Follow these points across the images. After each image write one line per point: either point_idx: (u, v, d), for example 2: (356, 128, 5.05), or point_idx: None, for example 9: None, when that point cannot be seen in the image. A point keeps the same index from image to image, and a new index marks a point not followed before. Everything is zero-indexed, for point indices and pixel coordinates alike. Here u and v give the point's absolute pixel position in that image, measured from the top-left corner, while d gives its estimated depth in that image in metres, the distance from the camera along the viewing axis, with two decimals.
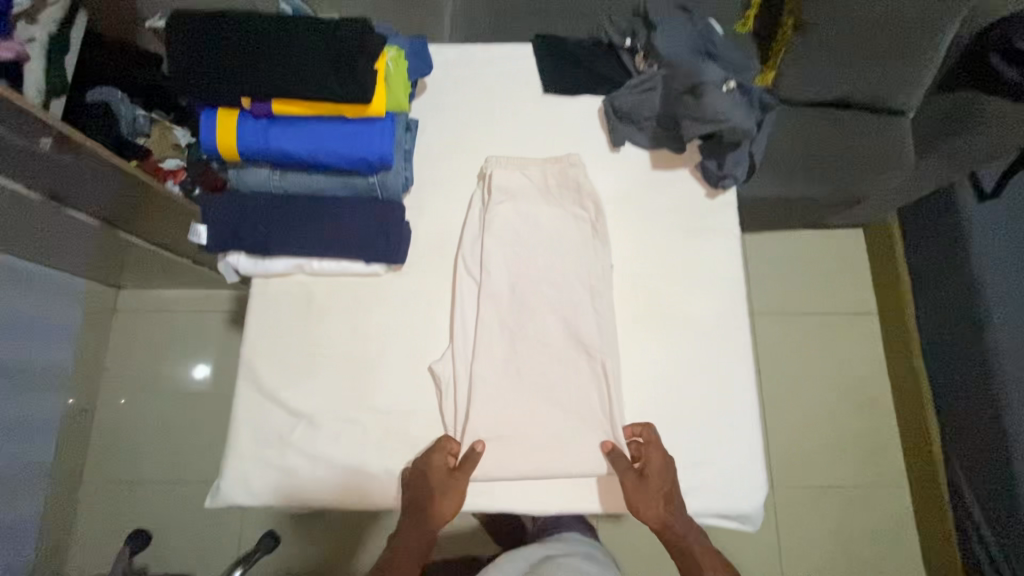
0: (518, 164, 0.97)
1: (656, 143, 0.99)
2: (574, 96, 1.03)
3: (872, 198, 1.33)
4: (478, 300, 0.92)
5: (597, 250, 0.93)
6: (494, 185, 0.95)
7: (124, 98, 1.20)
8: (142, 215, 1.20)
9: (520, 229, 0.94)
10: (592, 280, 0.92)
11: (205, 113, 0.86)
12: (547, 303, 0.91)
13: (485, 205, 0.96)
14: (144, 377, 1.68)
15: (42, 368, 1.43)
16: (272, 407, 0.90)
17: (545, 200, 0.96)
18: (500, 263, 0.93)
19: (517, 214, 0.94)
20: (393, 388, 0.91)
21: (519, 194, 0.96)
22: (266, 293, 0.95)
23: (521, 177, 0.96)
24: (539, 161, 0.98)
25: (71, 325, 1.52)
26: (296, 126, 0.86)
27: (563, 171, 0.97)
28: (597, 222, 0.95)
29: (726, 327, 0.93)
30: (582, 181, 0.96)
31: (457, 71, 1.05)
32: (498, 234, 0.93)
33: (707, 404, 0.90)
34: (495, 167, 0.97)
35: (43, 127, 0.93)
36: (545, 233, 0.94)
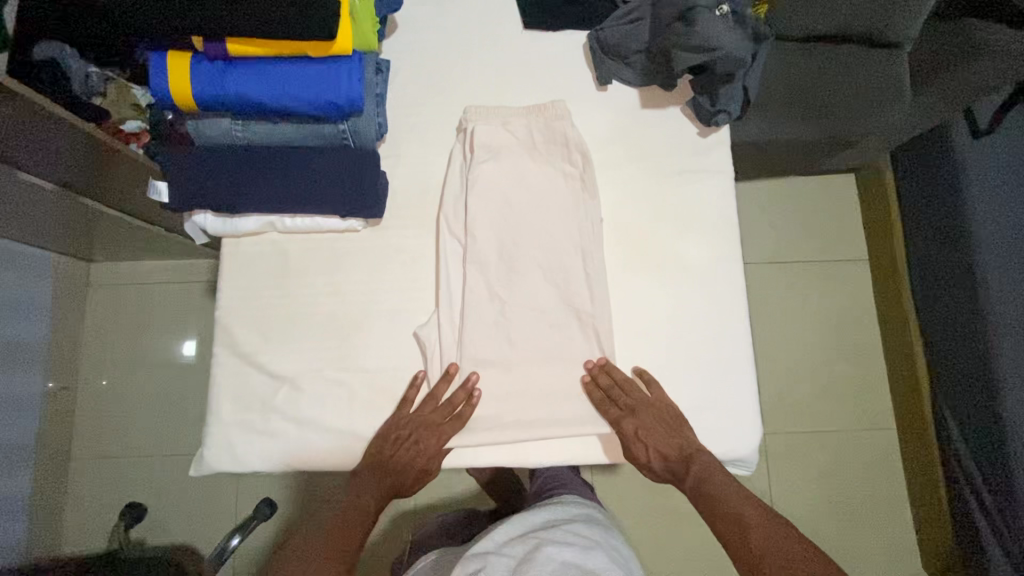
0: (500, 118, 0.91)
1: (645, 80, 0.93)
2: (556, 32, 0.96)
3: (868, 137, 1.28)
4: (464, 264, 0.87)
5: (588, 207, 0.89)
6: (476, 142, 0.89)
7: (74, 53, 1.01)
8: (105, 177, 1.12)
9: (506, 190, 0.88)
10: (582, 238, 0.87)
11: (155, 57, 0.79)
12: (535, 262, 0.87)
13: (467, 164, 0.90)
14: (125, 352, 1.63)
15: (14, 346, 1.37)
16: (252, 371, 0.87)
17: (531, 159, 0.90)
18: (486, 227, 0.87)
19: (502, 175, 0.89)
20: (377, 346, 0.87)
21: (503, 151, 0.90)
22: (238, 252, 0.90)
23: (505, 132, 0.90)
24: (523, 114, 0.91)
25: (41, 301, 1.46)
26: (255, 68, 0.79)
27: (550, 126, 0.91)
28: (586, 176, 0.90)
29: (720, 271, 0.90)
30: (569, 134, 0.90)
31: (429, 7, 0.97)
32: (482, 194, 0.88)
33: (701, 351, 0.88)
34: (477, 121, 0.90)
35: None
36: (533, 191, 0.89)
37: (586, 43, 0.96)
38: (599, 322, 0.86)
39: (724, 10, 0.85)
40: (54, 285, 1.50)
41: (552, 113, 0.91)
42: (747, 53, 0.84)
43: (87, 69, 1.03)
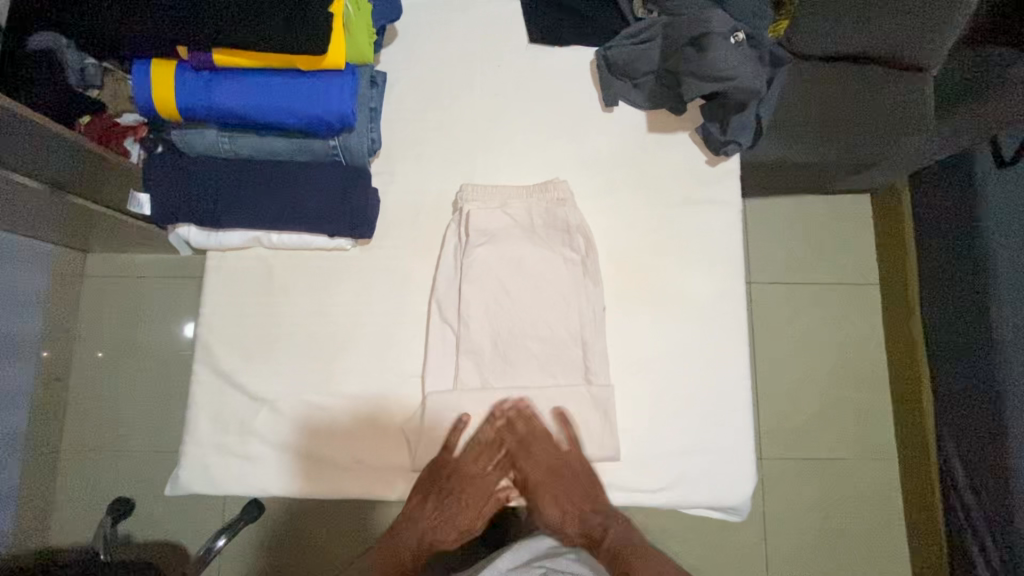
0: (497, 200, 0.87)
1: (654, 103, 0.88)
2: (563, 48, 0.92)
3: (885, 162, 1.24)
4: (456, 355, 0.84)
5: (591, 293, 0.84)
6: (472, 225, 0.85)
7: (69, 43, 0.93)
8: (95, 175, 1.09)
9: (503, 276, 0.85)
10: (582, 330, 0.83)
11: (139, 64, 0.75)
12: (531, 345, 0.83)
13: (462, 246, 0.86)
14: (119, 345, 1.61)
15: (7, 337, 1.36)
16: (231, 390, 0.84)
17: (530, 245, 0.85)
18: (480, 314, 0.84)
19: (499, 259, 0.85)
20: (361, 370, 0.84)
21: (500, 235, 0.85)
22: (221, 268, 0.87)
23: (501, 218, 0.86)
24: (521, 193, 0.87)
25: (35, 293, 1.44)
26: (242, 80, 0.76)
27: (551, 210, 0.86)
28: (588, 262, 0.85)
29: (721, 308, 0.86)
30: (571, 218, 0.85)
31: (431, 17, 0.93)
32: (476, 281, 0.84)
33: (699, 392, 0.84)
34: (473, 201, 0.86)
35: None
36: (531, 277, 0.85)
37: (594, 61, 0.91)
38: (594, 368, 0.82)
39: (738, 36, 0.80)
40: (48, 276, 1.49)
41: (555, 195, 0.86)
42: (761, 83, 0.80)
43: (85, 60, 0.96)
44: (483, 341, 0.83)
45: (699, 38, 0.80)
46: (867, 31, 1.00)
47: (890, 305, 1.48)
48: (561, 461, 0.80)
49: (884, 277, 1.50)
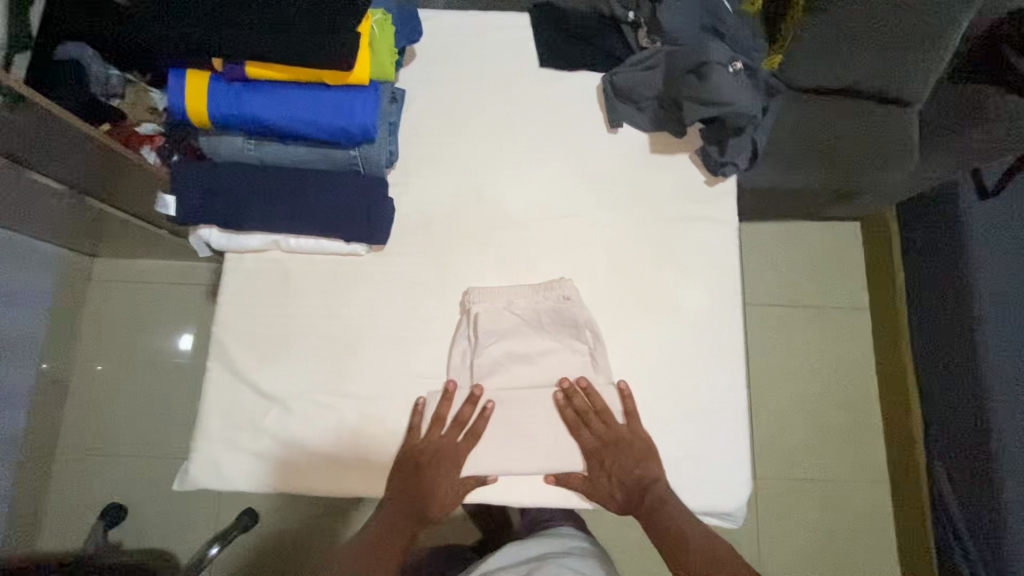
0: (505, 299, 0.88)
1: (656, 126, 0.93)
2: (572, 72, 0.97)
3: (874, 189, 1.30)
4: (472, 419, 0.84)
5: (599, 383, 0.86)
6: (478, 342, 0.86)
7: (94, 55, 1.02)
8: (112, 176, 1.12)
9: (517, 375, 0.87)
10: (599, 426, 0.83)
11: (174, 74, 0.80)
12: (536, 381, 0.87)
13: (472, 346, 0.87)
14: (122, 349, 1.63)
15: (12, 337, 1.38)
16: (244, 389, 0.86)
17: (540, 339, 0.88)
18: (494, 336, 0.86)
19: (510, 355, 0.87)
20: (370, 372, 0.87)
21: (510, 333, 0.87)
22: (240, 268, 0.90)
23: (506, 321, 0.87)
24: (529, 292, 0.89)
25: (41, 294, 1.46)
26: (271, 92, 0.80)
27: (558, 308, 0.88)
28: (597, 354, 0.87)
29: (719, 320, 0.89)
30: (579, 316, 0.87)
31: (448, 40, 0.99)
32: (487, 364, 0.86)
33: (698, 402, 0.87)
34: (482, 306, 0.87)
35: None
36: (541, 370, 0.87)
37: (601, 85, 0.96)
38: (606, 375, 0.86)
39: (738, 67, 0.86)
40: (55, 278, 1.51)
41: (561, 293, 0.88)
42: (757, 110, 0.85)
43: (109, 73, 1.03)
44: (492, 367, 0.86)
45: (699, 66, 0.85)
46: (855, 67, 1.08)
47: (885, 370, 1.49)
48: (621, 432, 0.83)
49: (873, 301, 1.55)
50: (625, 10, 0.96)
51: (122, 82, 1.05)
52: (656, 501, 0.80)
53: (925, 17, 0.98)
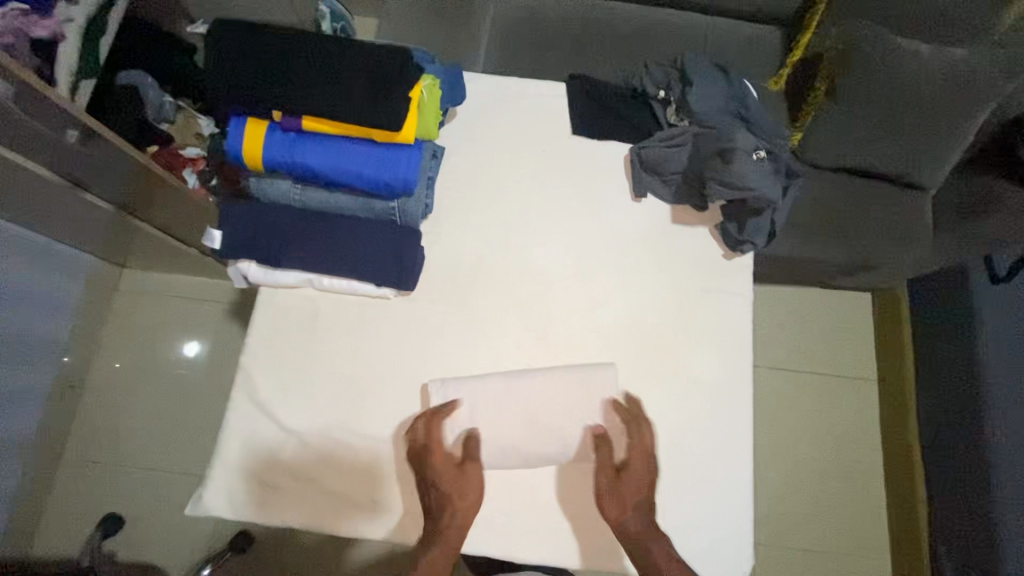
0: (520, 354, 0.92)
1: (679, 199, 0.97)
2: (602, 140, 1.02)
3: (884, 268, 1.32)
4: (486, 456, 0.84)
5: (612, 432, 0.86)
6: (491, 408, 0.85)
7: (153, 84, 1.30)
8: (152, 201, 1.18)
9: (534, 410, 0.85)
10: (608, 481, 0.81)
11: (234, 120, 0.85)
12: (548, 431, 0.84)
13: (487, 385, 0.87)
14: (139, 357, 1.67)
15: (37, 340, 1.42)
16: (264, 420, 0.89)
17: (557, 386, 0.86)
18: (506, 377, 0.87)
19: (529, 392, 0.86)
20: (386, 413, 0.90)
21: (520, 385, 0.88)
22: (272, 303, 0.94)
23: (516, 386, 0.86)
24: (544, 349, 0.92)
25: (70, 299, 1.51)
26: (322, 144, 0.85)
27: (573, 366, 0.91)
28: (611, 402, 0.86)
29: (728, 389, 0.90)
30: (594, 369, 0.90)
31: (488, 101, 1.05)
32: (491, 418, 0.85)
33: (703, 471, 0.88)
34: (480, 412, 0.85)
35: (71, 119, 0.97)
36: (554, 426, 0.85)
37: (628, 155, 1.01)
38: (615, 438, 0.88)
39: (760, 154, 0.91)
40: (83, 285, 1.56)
41: (576, 351, 0.92)
42: (778, 195, 0.90)
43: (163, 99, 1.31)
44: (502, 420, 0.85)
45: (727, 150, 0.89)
46: (873, 150, 1.22)
47: (890, 444, 1.49)
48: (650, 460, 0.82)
49: (882, 373, 1.55)
50: (655, 88, 1.03)
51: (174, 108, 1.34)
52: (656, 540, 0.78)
53: (930, 112, 1.15)
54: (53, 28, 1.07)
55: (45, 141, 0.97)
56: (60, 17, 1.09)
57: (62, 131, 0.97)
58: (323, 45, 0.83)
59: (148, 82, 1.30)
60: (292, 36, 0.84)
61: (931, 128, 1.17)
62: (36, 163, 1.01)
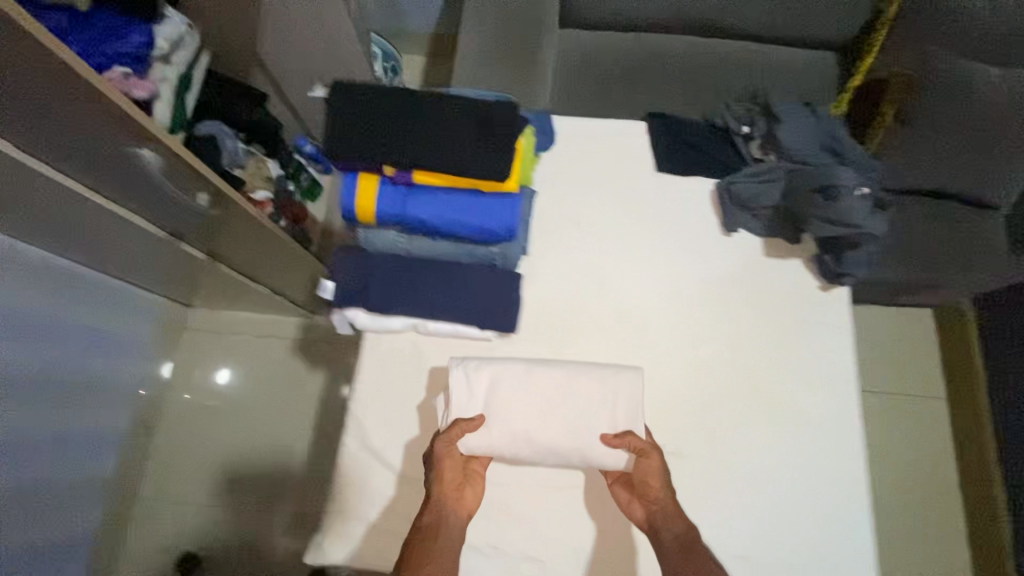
0: None
1: (770, 232, 0.99)
2: (687, 177, 1.04)
3: (960, 287, 1.32)
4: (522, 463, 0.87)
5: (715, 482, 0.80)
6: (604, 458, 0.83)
7: (229, 133, 1.38)
8: (235, 245, 1.25)
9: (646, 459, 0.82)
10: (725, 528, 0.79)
11: (348, 176, 0.88)
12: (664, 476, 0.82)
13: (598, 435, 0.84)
14: (209, 395, 1.70)
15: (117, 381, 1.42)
16: (378, 467, 0.91)
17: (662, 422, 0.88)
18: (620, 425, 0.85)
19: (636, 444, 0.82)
20: (498, 456, 0.91)
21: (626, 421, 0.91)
22: (379, 348, 0.96)
23: None
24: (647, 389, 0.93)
25: (142, 340, 1.51)
26: (431, 196, 0.88)
27: (678, 401, 0.92)
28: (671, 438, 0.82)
29: (834, 423, 0.91)
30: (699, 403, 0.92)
31: (572, 142, 1.07)
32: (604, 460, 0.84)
33: (818, 509, 0.88)
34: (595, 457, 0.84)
35: (200, 184, 1.06)
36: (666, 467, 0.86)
37: (715, 190, 1.03)
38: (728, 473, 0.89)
39: (863, 191, 0.90)
40: (159, 326, 1.58)
41: (679, 388, 0.93)
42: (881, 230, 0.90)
43: (236, 146, 1.39)
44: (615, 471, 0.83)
45: (828, 189, 0.89)
46: (949, 171, 1.23)
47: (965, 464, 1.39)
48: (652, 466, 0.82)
49: (952, 391, 1.46)
50: (738, 124, 1.04)
51: (247, 155, 1.42)
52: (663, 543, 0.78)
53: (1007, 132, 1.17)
54: (150, 87, 1.09)
55: (170, 202, 1.06)
56: (155, 76, 1.12)
57: (193, 197, 1.07)
58: (431, 103, 0.85)
59: (224, 131, 1.38)
60: (402, 94, 0.86)
61: (999, 153, 1.19)
62: (148, 223, 1.11)
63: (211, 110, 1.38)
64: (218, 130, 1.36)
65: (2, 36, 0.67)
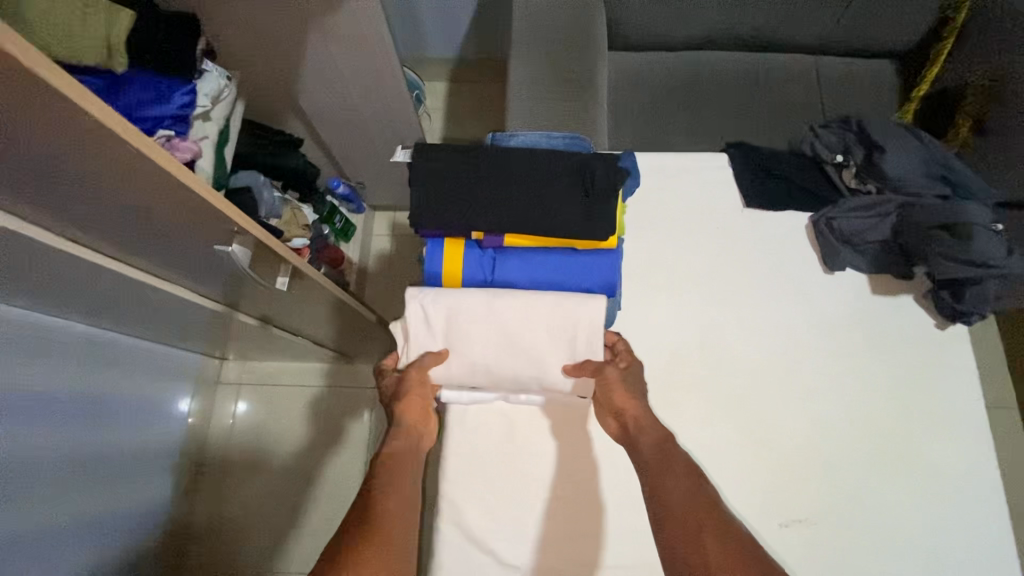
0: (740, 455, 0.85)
1: (879, 269, 0.92)
2: (780, 211, 0.97)
3: None
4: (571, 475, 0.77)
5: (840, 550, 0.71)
6: None
7: (265, 182, 1.30)
8: (286, 309, 1.18)
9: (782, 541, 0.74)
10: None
11: (432, 242, 0.82)
12: None
13: None
14: (239, 452, 1.56)
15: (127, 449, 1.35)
16: (482, 559, 0.80)
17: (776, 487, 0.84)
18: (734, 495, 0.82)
19: None
20: (612, 537, 0.82)
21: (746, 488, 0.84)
22: (467, 424, 0.85)
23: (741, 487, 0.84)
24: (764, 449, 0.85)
25: (159, 397, 1.43)
26: (523, 258, 0.82)
27: (798, 460, 0.85)
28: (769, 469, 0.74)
29: (968, 475, 0.84)
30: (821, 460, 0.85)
31: (652, 181, 1.00)
32: None
33: (963, 574, 0.80)
34: None
35: (281, 266, 0.99)
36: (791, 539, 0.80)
37: (811, 224, 0.96)
38: (862, 538, 0.82)
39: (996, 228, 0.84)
40: (188, 382, 1.51)
41: (797, 445, 0.86)
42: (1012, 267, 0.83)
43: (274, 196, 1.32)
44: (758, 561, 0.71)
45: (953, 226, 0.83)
46: None
47: None
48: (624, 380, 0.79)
49: None
50: (831, 153, 0.99)
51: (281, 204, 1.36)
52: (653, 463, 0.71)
53: None
54: (193, 148, 1.02)
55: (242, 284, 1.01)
56: (196, 136, 1.07)
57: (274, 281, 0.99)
58: (527, 160, 0.80)
59: (261, 180, 1.30)
60: (493, 152, 0.80)
61: None
62: (206, 299, 1.07)
63: (247, 160, 1.31)
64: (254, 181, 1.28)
65: (89, 145, 0.58)
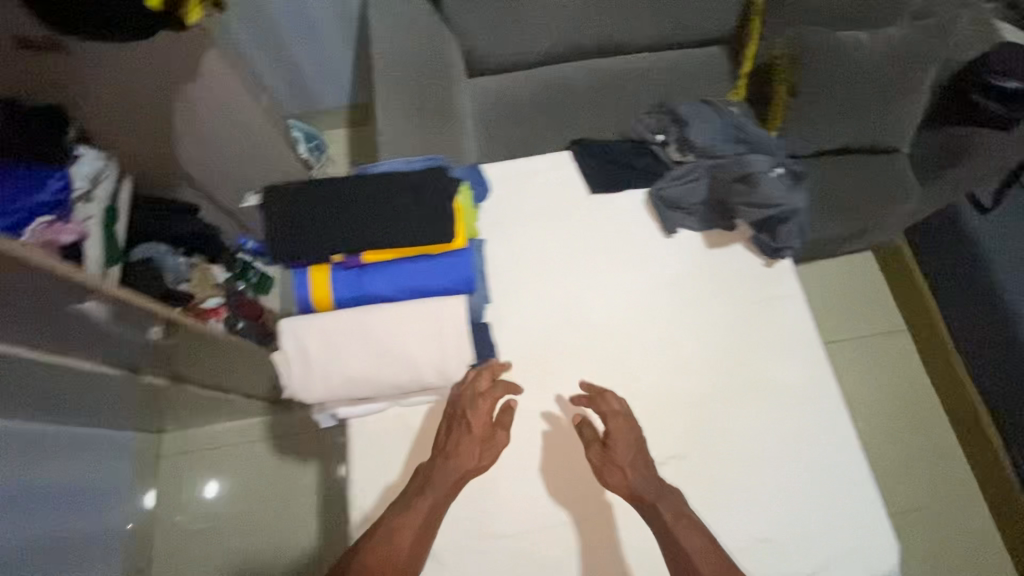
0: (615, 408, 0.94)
1: (706, 225, 1.05)
2: (620, 191, 1.09)
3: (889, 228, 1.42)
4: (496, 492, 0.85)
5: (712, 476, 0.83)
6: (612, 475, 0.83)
7: (168, 251, 1.30)
8: (191, 360, 1.20)
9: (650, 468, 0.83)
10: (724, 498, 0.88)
11: (298, 270, 0.90)
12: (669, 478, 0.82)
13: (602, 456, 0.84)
14: (184, 531, 1.42)
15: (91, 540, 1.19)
16: None
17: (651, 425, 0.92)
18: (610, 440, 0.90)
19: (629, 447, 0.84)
20: (512, 505, 0.88)
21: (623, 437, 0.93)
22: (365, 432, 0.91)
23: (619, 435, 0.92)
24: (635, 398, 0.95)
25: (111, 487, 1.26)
26: (385, 271, 0.90)
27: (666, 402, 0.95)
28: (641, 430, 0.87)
29: (809, 384, 0.96)
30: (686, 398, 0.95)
31: (506, 184, 1.11)
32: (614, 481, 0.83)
33: (817, 468, 0.91)
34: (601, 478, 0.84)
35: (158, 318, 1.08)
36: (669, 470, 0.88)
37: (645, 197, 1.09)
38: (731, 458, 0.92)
39: (780, 171, 1.03)
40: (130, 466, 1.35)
41: (663, 389, 0.96)
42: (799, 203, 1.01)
43: (177, 260, 1.31)
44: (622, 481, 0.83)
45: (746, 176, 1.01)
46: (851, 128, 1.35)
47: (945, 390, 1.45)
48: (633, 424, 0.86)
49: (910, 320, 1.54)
50: (653, 134, 1.14)
51: (189, 267, 1.34)
52: (668, 510, 0.79)
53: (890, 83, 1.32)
54: (77, 229, 1.07)
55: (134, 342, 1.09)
56: (78, 216, 1.10)
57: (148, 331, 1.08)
58: (372, 183, 0.90)
59: (161, 250, 1.30)
60: (341, 181, 0.91)
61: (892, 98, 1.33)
62: (113, 365, 1.12)
63: (146, 231, 1.29)
64: (156, 251, 1.29)
65: None
